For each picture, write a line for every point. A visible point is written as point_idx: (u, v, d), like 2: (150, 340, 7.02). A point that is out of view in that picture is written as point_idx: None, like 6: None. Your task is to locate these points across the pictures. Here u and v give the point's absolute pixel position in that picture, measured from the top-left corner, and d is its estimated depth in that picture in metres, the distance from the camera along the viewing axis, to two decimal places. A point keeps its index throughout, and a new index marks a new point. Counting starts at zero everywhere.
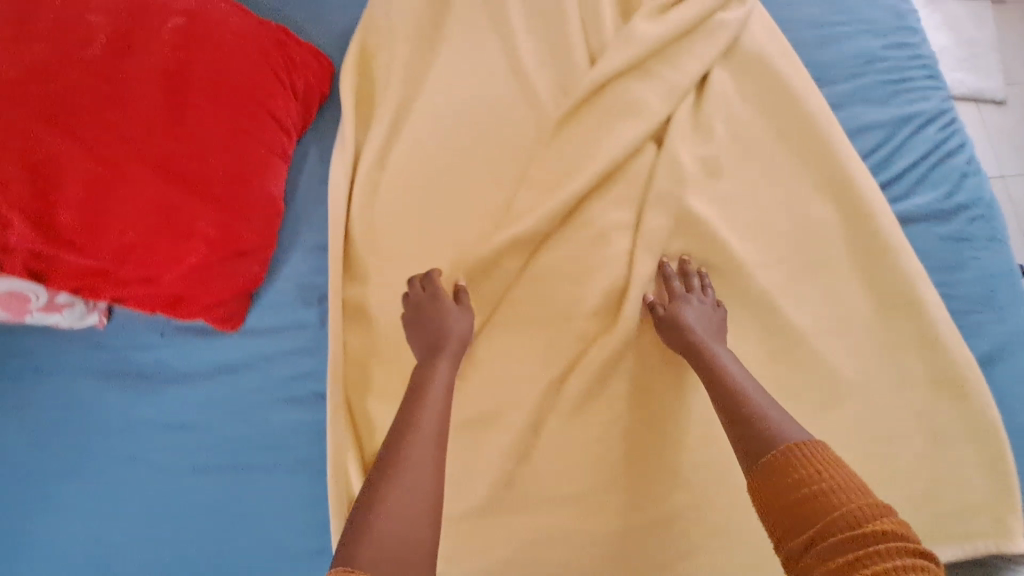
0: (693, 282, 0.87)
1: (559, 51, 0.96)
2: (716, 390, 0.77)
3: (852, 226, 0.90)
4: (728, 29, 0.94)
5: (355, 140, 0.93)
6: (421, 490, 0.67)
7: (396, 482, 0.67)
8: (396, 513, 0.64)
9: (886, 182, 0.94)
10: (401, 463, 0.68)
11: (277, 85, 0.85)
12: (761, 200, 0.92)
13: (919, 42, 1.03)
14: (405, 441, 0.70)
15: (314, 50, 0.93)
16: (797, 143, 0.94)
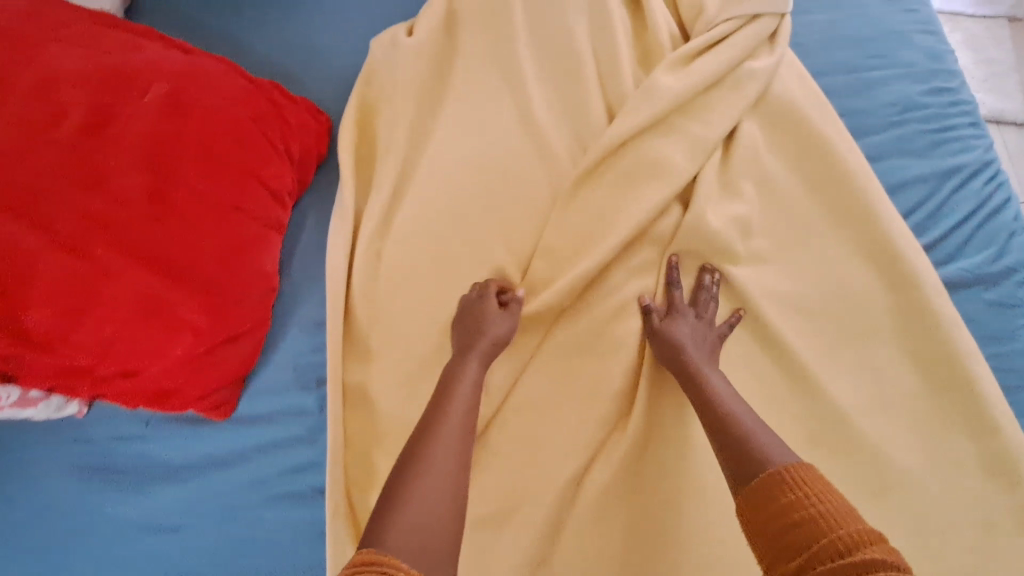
0: (698, 295, 0.81)
1: (574, 103, 0.89)
2: (705, 410, 0.71)
3: (900, 295, 0.83)
4: (757, 80, 0.86)
5: (355, 205, 0.86)
6: (445, 488, 0.61)
7: (419, 478, 0.61)
8: (418, 507, 0.59)
9: (931, 243, 0.86)
10: (426, 461, 0.63)
11: (269, 151, 0.77)
12: (793, 267, 0.85)
13: (958, 87, 0.96)
14: (429, 440, 0.65)
15: (309, 108, 0.86)
16: (836, 203, 0.86)
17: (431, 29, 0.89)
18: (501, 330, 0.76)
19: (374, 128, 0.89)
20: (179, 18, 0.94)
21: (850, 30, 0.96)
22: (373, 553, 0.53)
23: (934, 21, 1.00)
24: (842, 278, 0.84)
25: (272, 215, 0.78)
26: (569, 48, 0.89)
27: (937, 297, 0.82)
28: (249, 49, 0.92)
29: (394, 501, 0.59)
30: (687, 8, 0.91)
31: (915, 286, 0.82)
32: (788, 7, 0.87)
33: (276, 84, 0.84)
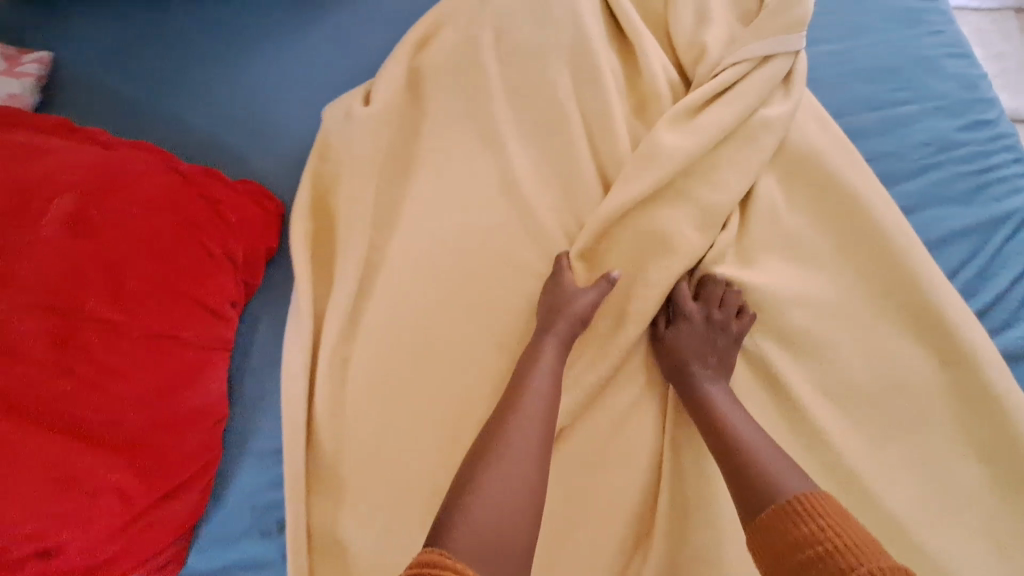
0: (711, 294, 0.71)
1: (563, 171, 0.78)
2: (704, 423, 0.64)
3: (959, 375, 0.70)
4: (773, 131, 0.74)
5: (314, 305, 0.73)
6: (520, 482, 0.57)
7: (492, 469, 0.57)
8: (490, 502, 0.55)
9: (983, 308, 0.75)
10: (504, 453, 0.58)
11: (203, 260, 0.65)
12: (830, 345, 0.72)
13: (997, 117, 0.84)
14: (509, 426, 0.60)
15: (255, 195, 0.73)
16: (870, 266, 0.73)
17: (391, 91, 0.76)
18: (586, 303, 0.69)
19: (328, 210, 0.75)
20: (100, 92, 0.81)
21: (871, 60, 0.84)
22: (438, 552, 0.51)
23: (963, 43, 0.88)
24: (891, 358, 0.71)
25: (213, 335, 0.65)
26: (552, 109, 0.78)
27: (1000, 376, 0.69)
28: (181, 124, 0.79)
29: (464, 491, 0.57)
30: (685, 47, 0.78)
31: (975, 366, 0.69)
32: (803, 43, 0.75)
33: (211, 171, 0.72)
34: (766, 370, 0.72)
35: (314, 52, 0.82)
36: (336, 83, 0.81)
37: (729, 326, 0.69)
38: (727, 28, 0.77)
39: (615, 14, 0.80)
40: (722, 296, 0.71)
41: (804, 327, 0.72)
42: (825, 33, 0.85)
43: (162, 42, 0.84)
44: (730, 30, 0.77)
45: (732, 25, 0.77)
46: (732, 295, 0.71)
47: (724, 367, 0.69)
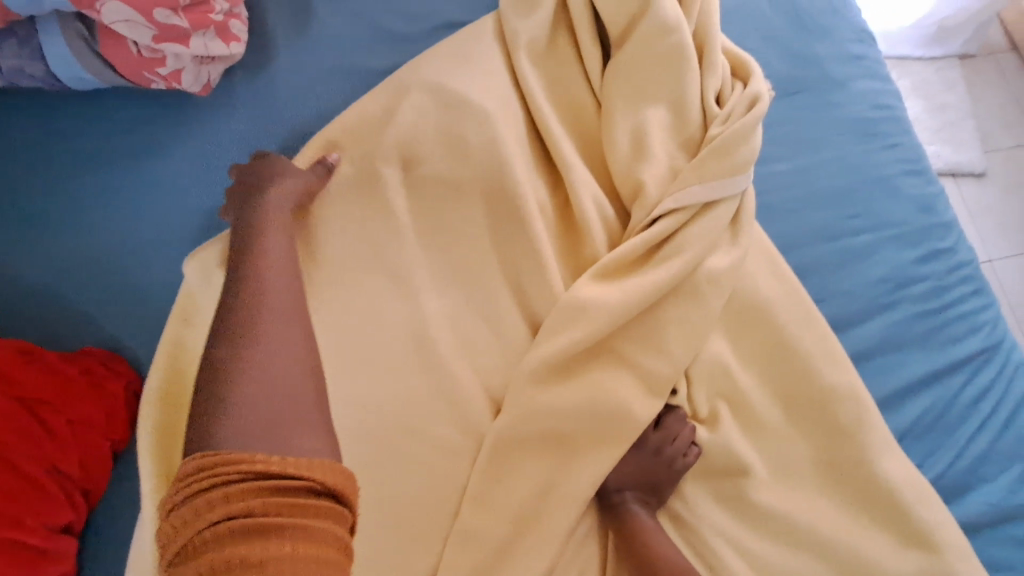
0: (670, 429, 0.66)
1: (486, 320, 0.66)
2: (632, 557, 0.62)
3: (921, 559, 0.63)
4: (719, 284, 0.66)
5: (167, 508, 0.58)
6: (287, 326, 0.54)
7: (244, 376, 0.49)
8: (251, 400, 0.48)
9: (944, 469, 0.69)
10: (255, 361, 0.50)
11: (20, 486, 0.55)
12: (779, 524, 0.65)
13: (954, 244, 0.78)
14: (250, 337, 0.52)
15: (92, 379, 0.62)
16: (819, 431, 0.67)
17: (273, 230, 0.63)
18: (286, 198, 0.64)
19: (192, 382, 0.61)
20: None
21: (826, 181, 0.77)
22: (213, 455, 0.43)
23: (920, 157, 0.82)
24: (844, 538, 0.64)
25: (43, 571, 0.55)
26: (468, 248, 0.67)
27: (960, 561, 0.63)
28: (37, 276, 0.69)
29: (218, 405, 0.47)
30: (620, 177, 0.69)
31: (934, 551, 0.63)
32: (749, 181, 0.68)
33: (31, 350, 0.61)
34: (711, 557, 0.65)
35: (205, 178, 0.72)
36: (228, 217, 0.70)
37: (676, 466, 0.65)
38: (667, 158, 0.68)
39: (543, 138, 0.71)
40: (679, 432, 0.66)
41: (756, 502, 0.66)
42: (773, 151, 0.78)
43: (15, 162, 0.73)
44: (671, 161, 0.68)
45: (674, 156, 0.69)
46: (689, 428, 0.66)
47: (658, 500, 0.66)
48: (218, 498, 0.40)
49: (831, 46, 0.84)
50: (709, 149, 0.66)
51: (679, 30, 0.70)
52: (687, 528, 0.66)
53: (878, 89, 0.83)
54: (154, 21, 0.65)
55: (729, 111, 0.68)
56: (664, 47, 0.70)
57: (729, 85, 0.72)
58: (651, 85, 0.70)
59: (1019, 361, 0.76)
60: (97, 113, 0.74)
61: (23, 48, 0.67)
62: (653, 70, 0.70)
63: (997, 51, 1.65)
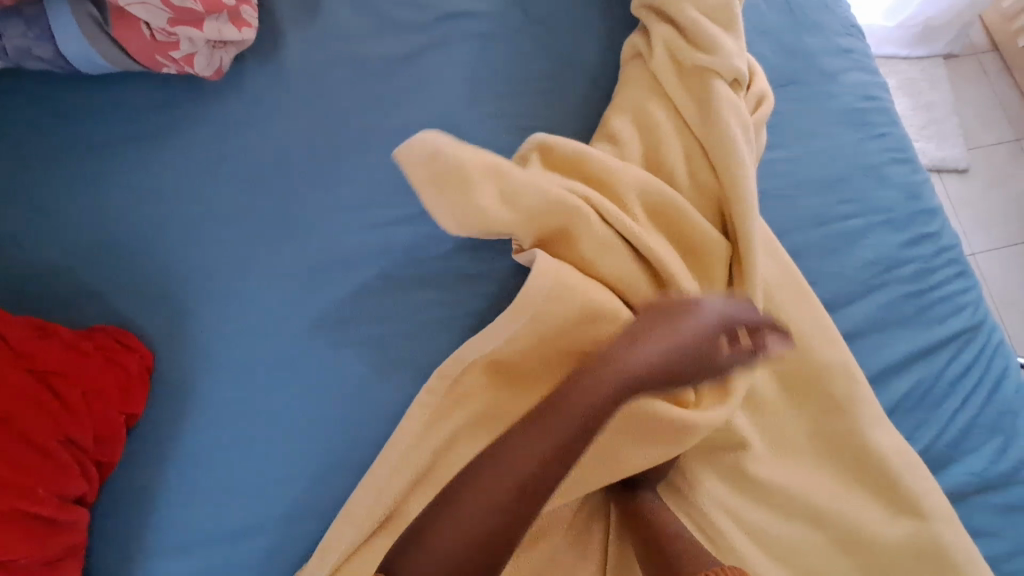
0: None
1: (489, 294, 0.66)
2: (631, 525, 0.65)
3: (911, 527, 0.66)
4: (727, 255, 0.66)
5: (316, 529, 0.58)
6: (546, 444, 0.52)
7: (481, 488, 0.53)
8: (431, 558, 0.53)
9: (930, 441, 0.72)
10: (500, 475, 0.53)
11: (37, 456, 0.57)
12: (773, 494, 0.68)
13: (940, 228, 0.82)
14: (504, 450, 0.54)
15: (104, 354, 0.64)
16: (814, 405, 0.70)
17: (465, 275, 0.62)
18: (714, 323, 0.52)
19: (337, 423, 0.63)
20: None
21: (818, 169, 0.80)
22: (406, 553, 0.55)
23: (908, 146, 0.85)
24: (837, 508, 0.67)
25: (56, 540, 0.56)
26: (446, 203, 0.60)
27: (949, 529, 0.65)
28: (49, 255, 0.70)
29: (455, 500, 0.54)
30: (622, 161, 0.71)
31: (924, 520, 0.66)
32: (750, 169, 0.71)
33: (51, 327, 0.63)
34: (708, 524, 0.67)
35: (216, 160, 0.74)
36: (241, 199, 0.72)
37: None
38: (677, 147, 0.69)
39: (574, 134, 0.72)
40: None
41: (753, 473, 0.68)
42: (768, 138, 0.81)
43: (24, 145, 0.73)
44: (677, 143, 0.70)
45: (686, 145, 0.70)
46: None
47: (659, 474, 0.69)
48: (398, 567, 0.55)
49: (823, 39, 0.87)
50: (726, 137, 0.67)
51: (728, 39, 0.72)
52: (686, 500, 0.69)
53: (867, 81, 0.87)
54: (170, 5, 0.66)
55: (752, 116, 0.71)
56: (702, 40, 0.72)
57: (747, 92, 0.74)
58: (676, 79, 0.72)
59: (1001, 340, 0.79)
60: (106, 97, 0.75)
61: (32, 31, 0.68)
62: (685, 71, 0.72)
63: (979, 50, 1.70)
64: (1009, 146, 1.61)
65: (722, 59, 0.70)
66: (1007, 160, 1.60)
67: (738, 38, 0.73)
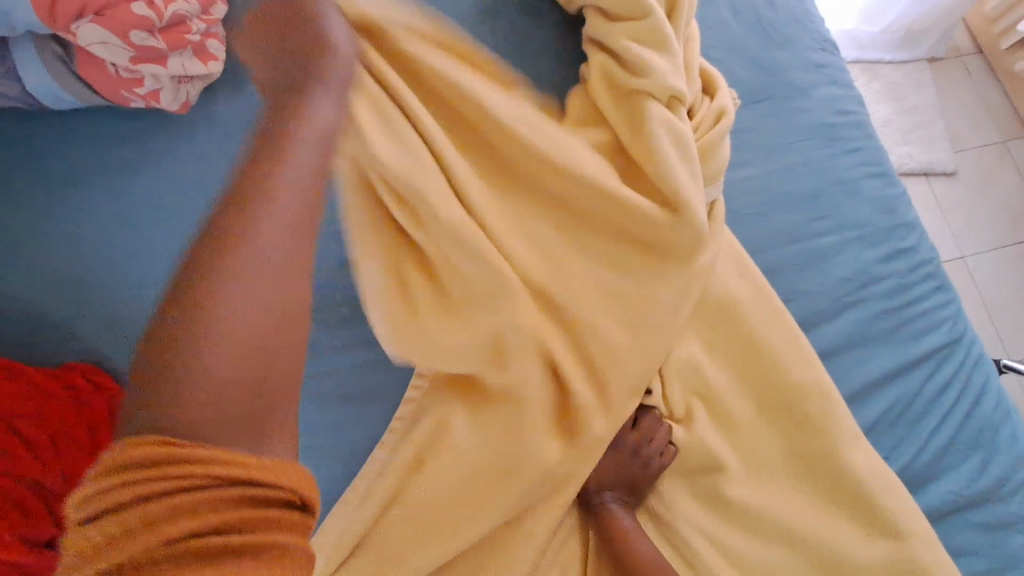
0: (649, 434, 0.68)
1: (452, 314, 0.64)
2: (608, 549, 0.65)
3: (889, 548, 0.65)
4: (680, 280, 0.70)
5: None
6: (280, 230, 0.44)
7: (212, 355, 0.38)
8: (208, 377, 0.38)
9: (909, 460, 0.71)
10: (225, 299, 0.40)
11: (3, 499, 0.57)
12: (751, 516, 0.67)
13: (916, 241, 0.81)
14: (244, 257, 0.41)
15: (72, 391, 0.64)
16: (791, 425, 0.69)
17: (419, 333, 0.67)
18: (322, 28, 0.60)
19: None
20: None
21: (791, 184, 0.80)
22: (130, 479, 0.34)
23: (882, 159, 0.85)
24: (814, 530, 0.66)
25: None
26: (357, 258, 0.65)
27: (927, 549, 0.65)
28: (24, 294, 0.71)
29: (186, 353, 0.38)
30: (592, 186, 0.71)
31: (901, 540, 0.65)
32: (719, 190, 0.72)
33: (16, 369, 0.64)
34: (686, 548, 0.67)
35: (185, 193, 0.74)
36: None
37: (651, 465, 0.67)
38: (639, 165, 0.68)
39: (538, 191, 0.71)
40: (654, 432, 0.68)
41: (729, 497, 0.68)
42: (740, 155, 0.81)
43: None
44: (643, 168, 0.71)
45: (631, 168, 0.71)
46: (664, 427, 0.69)
47: (637, 500, 0.69)
48: (154, 517, 0.34)
49: (793, 54, 0.87)
50: (682, 159, 0.68)
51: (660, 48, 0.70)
52: (664, 525, 0.68)
53: (840, 95, 0.87)
54: (131, 43, 0.66)
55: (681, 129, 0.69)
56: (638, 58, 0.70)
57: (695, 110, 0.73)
58: (622, 104, 0.71)
59: (979, 353, 0.79)
60: (75, 131, 0.76)
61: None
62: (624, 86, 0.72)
63: (963, 53, 1.70)
64: (996, 148, 1.61)
65: (656, 78, 0.69)
66: (994, 163, 1.60)
67: (674, 55, 0.71)
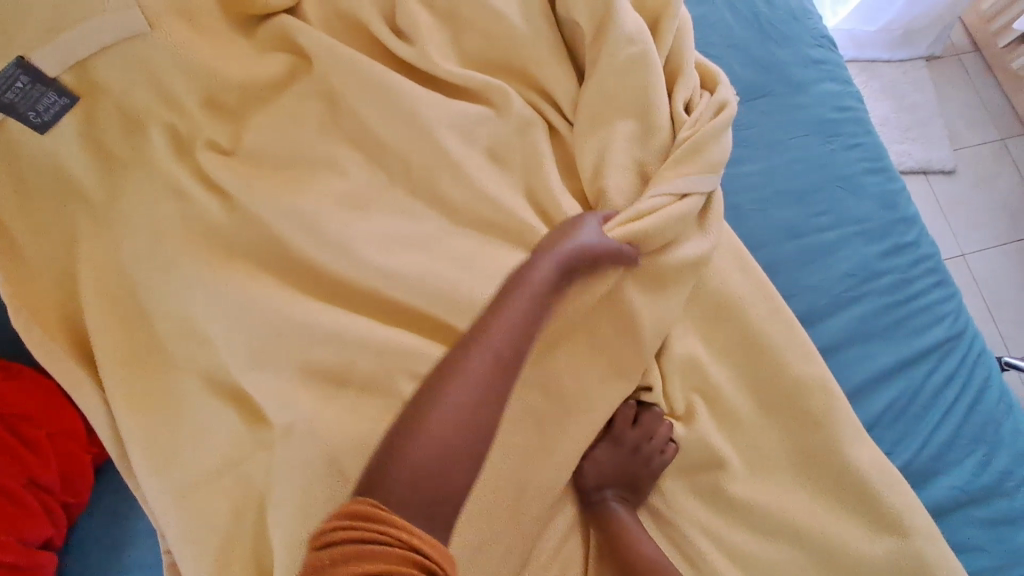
0: (648, 431, 0.68)
1: (453, 314, 0.65)
2: (606, 543, 0.66)
3: (892, 544, 0.65)
4: (688, 261, 0.69)
5: (266, 542, 0.60)
6: (498, 379, 0.52)
7: (472, 428, 0.49)
8: (431, 444, 0.48)
9: (912, 456, 0.71)
10: (459, 373, 0.52)
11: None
12: (752, 513, 0.67)
13: (918, 237, 0.81)
14: (492, 360, 0.53)
15: (71, 395, 0.63)
16: (793, 422, 0.69)
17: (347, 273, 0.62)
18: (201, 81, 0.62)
19: (266, 472, 0.61)
20: None
21: (792, 181, 0.80)
22: (372, 516, 0.43)
23: (882, 155, 0.85)
24: (817, 527, 0.66)
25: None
26: (68, 211, 0.64)
27: (930, 543, 0.65)
28: None
29: (430, 410, 0.50)
30: (589, 184, 0.71)
31: (905, 534, 0.65)
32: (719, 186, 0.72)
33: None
34: (689, 544, 0.67)
35: None
36: None
37: (652, 461, 0.67)
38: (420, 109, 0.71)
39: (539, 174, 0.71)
40: (655, 429, 0.68)
41: (731, 493, 0.67)
42: (741, 151, 0.81)
43: None
44: (642, 166, 0.71)
45: (504, 138, 0.70)
46: (665, 425, 0.68)
47: (637, 497, 0.69)
48: None
49: (792, 50, 0.87)
50: (685, 156, 0.69)
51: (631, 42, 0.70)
52: (665, 522, 0.68)
53: (839, 91, 0.87)
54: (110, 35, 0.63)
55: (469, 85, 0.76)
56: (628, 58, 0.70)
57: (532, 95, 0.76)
58: (619, 100, 0.71)
59: (982, 348, 0.79)
60: None
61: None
62: (606, 81, 0.71)
63: (961, 52, 1.70)
64: (994, 145, 1.61)
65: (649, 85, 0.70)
66: (993, 159, 1.60)
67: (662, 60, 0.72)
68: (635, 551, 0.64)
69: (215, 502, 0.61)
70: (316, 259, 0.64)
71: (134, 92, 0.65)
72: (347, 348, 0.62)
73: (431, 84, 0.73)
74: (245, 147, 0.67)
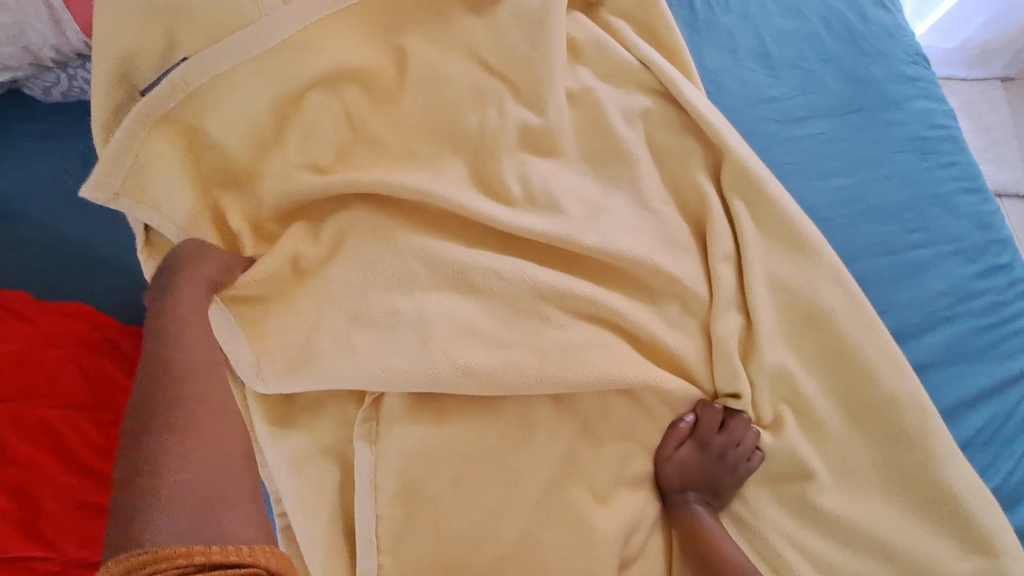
0: (734, 438, 0.69)
1: (552, 309, 0.69)
2: (688, 544, 0.67)
3: (981, 565, 0.65)
4: (769, 275, 0.73)
5: (376, 509, 0.65)
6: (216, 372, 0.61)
7: (201, 443, 0.55)
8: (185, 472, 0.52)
9: (1002, 480, 0.70)
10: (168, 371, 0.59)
11: None
12: (838, 525, 0.68)
13: (1013, 260, 0.80)
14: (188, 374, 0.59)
15: None
16: (883, 438, 0.69)
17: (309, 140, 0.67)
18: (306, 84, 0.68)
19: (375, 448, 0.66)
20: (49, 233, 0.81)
21: (886, 197, 0.80)
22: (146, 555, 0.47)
23: (977, 175, 0.84)
24: (905, 543, 0.66)
25: None
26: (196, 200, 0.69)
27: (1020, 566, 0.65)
28: None
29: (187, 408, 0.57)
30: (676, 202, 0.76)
31: (994, 556, 0.65)
32: (791, 204, 0.75)
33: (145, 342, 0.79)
34: (770, 546, 0.68)
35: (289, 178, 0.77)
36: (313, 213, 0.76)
37: (738, 467, 0.69)
38: (521, 119, 0.74)
39: (632, 180, 0.76)
40: (742, 437, 0.69)
41: (818, 504, 0.68)
42: (836, 164, 0.81)
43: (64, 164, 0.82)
44: (732, 182, 0.75)
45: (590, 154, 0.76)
46: (752, 434, 0.69)
47: (721, 501, 0.70)
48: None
49: (887, 67, 0.87)
50: (741, 176, 0.74)
51: (619, 32, 0.81)
52: (750, 529, 0.69)
53: (934, 110, 0.86)
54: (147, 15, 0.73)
55: (567, 92, 0.78)
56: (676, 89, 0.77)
57: (626, 100, 0.78)
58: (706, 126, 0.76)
59: None
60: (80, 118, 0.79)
61: (30, 9, 0.73)
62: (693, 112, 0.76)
63: None
64: None
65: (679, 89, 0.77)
66: None
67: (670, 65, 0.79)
68: (721, 552, 0.65)
69: (330, 476, 0.67)
70: (429, 256, 0.68)
71: (260, 89, 0.67)
72: (455, 336, 0.66)
73: (533, 85, 0.74)
74: (362, 148, 0.72)
